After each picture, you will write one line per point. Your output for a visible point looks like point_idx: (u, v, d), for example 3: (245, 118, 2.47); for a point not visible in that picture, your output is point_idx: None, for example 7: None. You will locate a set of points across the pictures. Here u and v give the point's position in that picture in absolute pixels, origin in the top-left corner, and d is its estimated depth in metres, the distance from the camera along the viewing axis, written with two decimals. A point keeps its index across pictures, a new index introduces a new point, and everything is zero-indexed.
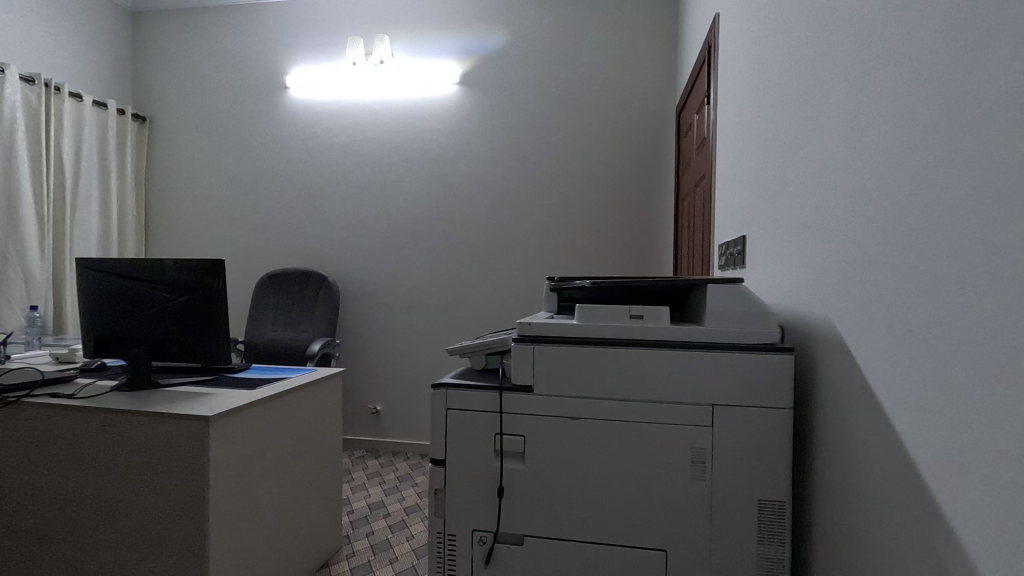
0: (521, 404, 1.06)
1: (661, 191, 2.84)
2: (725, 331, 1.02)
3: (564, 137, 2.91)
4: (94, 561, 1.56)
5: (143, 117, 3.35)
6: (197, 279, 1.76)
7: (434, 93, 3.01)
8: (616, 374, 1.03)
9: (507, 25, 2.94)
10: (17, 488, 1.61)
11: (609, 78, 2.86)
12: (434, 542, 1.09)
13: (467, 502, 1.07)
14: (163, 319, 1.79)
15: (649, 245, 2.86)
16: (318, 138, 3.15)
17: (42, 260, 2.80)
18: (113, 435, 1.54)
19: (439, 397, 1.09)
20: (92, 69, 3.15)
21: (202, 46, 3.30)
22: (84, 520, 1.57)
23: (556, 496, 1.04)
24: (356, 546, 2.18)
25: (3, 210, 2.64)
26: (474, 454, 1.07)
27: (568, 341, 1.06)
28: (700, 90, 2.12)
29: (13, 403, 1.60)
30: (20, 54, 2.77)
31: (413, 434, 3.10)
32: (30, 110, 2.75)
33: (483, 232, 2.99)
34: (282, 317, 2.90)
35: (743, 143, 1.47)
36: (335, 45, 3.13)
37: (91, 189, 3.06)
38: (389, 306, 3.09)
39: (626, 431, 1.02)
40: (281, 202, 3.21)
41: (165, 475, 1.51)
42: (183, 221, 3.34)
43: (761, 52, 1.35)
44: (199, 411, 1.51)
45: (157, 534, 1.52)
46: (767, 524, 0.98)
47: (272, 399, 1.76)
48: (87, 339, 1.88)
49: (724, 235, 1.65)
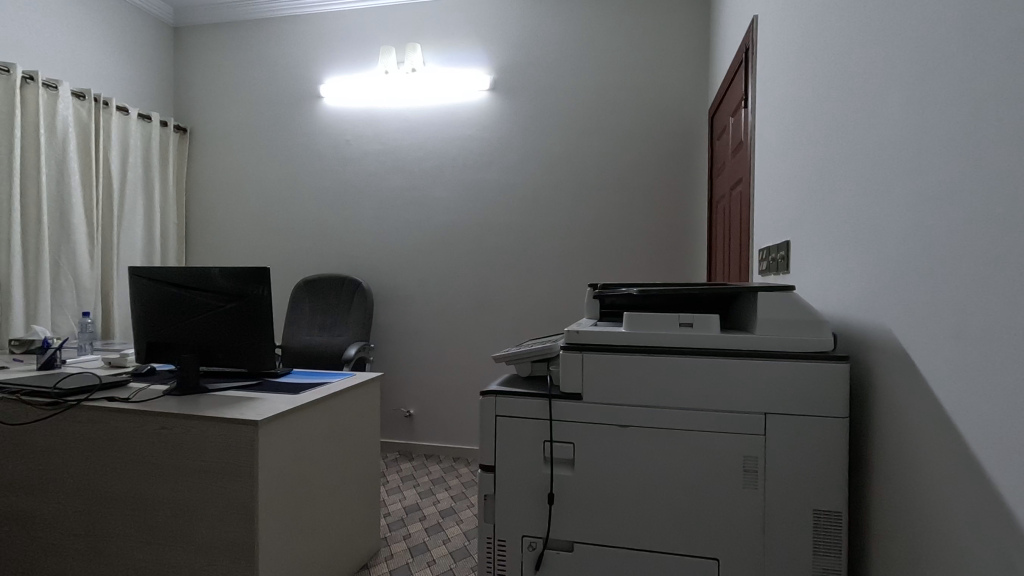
0: (570, 412, 1.07)
1: (694, 193, 2.82)
2: (775, 339, 1.01)
3: (595, 141, 2.91)
4: (149, 560, 1.62)
5: (184, 128, 3.46)
6: (243, 287, 1.81)
7: (465, 100, 3.05)
8: (666, 382, 1.03)
9: (538, 31, 2.96)
10: (77, 489, 1.68)
11: (640, 80, 2.86)
12: (484, 546, 1.11)
13: (517, 507, 1.08)
14: (210, 326, 1.85)
15: (681, 247, 2.84)
16: (352, 146, 3.21)
17: (92, 267, 2.91)
18: (167, 438, 1.60)
19: (488, 404, 1.11)
20: (136, 82, 3.27)
21: (239, 58, 3.39)
22: (140, 520, 1.63)
23: (606, 502, 1.05)
24: (394, 548, 2.21)
25: (56, 219, 2.76)
26: (524, 460, 1.08)
27: (617, 349, 1.07)
28: (737, 91, 2.10)
29: (74, 407, 1.67)
30: (70, 71, 2.89)
31: (445, 438, 3.13)
32: (81, 124, 2.86)
33: (514, 237, 3.01)
34: (318, 322, 2.96)
35: (788, 148, 1.46)
36: (368, 53, 3.19)
37: (136, 199, 3.17)
38: (422, 310, 3.13)
39: (676, 439, 1.02)
40: (316, 209, 3.28)
41: (217, 477, 1.56)
42: (222, 229, 3.44)
43: (806, 56, 1.34)
44: (247, 415, 1.56)
45: (209, 534, 1.57)
46: (824, 534, 0.97)
47: (315, 403, 1.80)
48: (140, 344, 1.95)
49: (767, 240, 1.64)
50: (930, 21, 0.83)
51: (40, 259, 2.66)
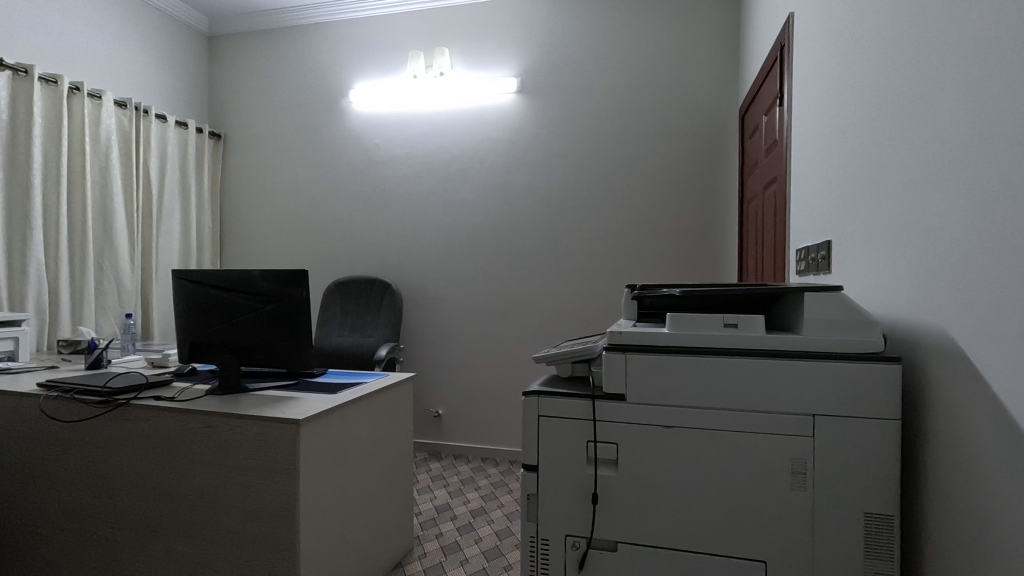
0: (613, 413, 1.07)
1: (724, 193, 2.79)
2: (824, 340, 1.00)
3: (622, 141, 2.91)
4: (194, 554, 1.67)
5: (218, 134, 3.56)
6: (282, 288, 1.86)
7: (492, 102, 3.07)
8: (712, 383, 1.03)
9: (565, 34, 2.97)
10: (127, 484, 1.74)
11: (668, 79, 2.85)
12: (527, 545, 1.12)
13: (560, 507, 1.09)
14: (250, 326, 1.90)
15: (711, 248, 2.81)
16: (381, 150, 3.26)
17: (132, 270, 3.01)
18: (211, 436, 1.65)
19: (531, 404, 1.12)
20: (173, 91, 3.37)
21: (271, 65, 3.47)
22: (186, 516, 1.68)
23: (652, 503, 1.05)
24: (427, 547, 2.24)
25: (99, 223, 2.85)
26: (568, 460, 1.09)
27: (660, 350, 1.07)
28: (771, 89, 2.07)
29: (123, 406, 1.73)
30: (112, 80, 3.00)
31: (474, 439, 3.15)
32: (123, 131, 2.97)
33: (541, 239, 3.02)
34: (349, 323, 3.01)
35: (831, 147, 1.44)
36: (397, 58, 3.23)
37: (173, 205, 3.27)
38: (451, 310, 3.16)
39: (722, 440, 1.02)
40: (347, 212, 3.33)
41: (261, 475, 1.60)
42: (254, 232, 3.52)
43: (850, 54, 1.33)
44: (290, 415, 1.60)
45: (252, 529, 1.61)
46: (875, 538, 0.96)
47: (353, 403, 1.84)
48: (182, 345, 2.01)
49: (805, 240, 1.62)
50: (990, 17, 0.81)
51: (85, 262, 2.76)
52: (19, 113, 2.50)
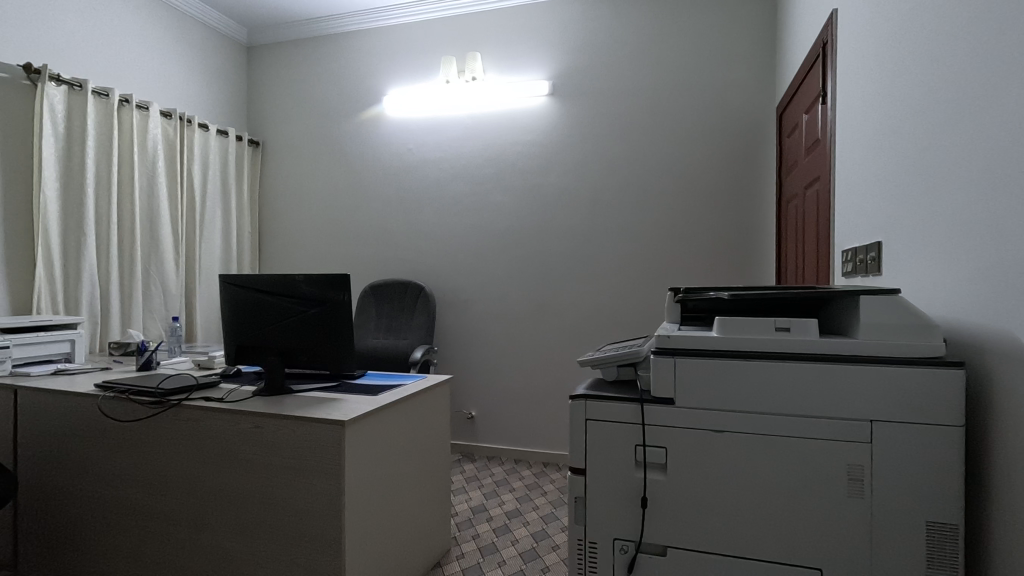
0: (663, 417, 1.07)
1: (761, 193, 2.75)
2: (882, 344, 0.98)
3: (656, 142, 2.89)
4: (244, 551, 1.72)
5: (257, 142, 3.65)
6: (325, 292, 1.90)
7: (524, 106, 3.08)
8: (766, 388, 1.02)
9: (597, 35, 2.96)
10: (180, 483, 1.80)
11: (703, 79, 2.82)
12: (575, 548, 1.12)
13: (608, 511, 1.09)
14: (294, 330, 1.95)
15: (749, 249, 2.77)
16: (414, 155, 3.31)
17: (177, 275, 3.12)
18: (259, 436, 1.70)
19: (578, 408, 1.13)
20: (214, 101, 3.48)
21: (306, 74, 3.55)
22: (236, 513, 1.73)
23: (703, 507, 1.04)
24: (465, 547, 2.26)
25: (147, 230, 2.97)
26: (616, 464, 1.09)
27: (711, 355, 1.06)
28: (812, 87, 2.03)
29: (175, 406, 1.79)
30: (158, 93, 3.12)
31: (507, 441, 3.16)
32: (168, 141, 3.08)
33: (574, 242, 3.02)
34: (384, 326, 3.06)
35: (880, 147, 1.41)
36: (430, 63, 3.27)
37: (215, 211, 3.37)
38: (484, 312, 3.18)
39: (775, 445, 1.01)
40: (381, 216, 3.38)
41: (307, 475, 1.64)
42: (291, 237, 3.61)
43: (901, 52, 1.30)
44: (335, 416, 1.64)
45: (300, 528, 1.65)
46: (938, 547, 0.93)
47: (395, 404, 1.87)
48: (229, 347, 2.07)
49: (853, 241, 1.59)
50: None
51: (133, 268, 2.87)
52: (74, 126, 2.62)
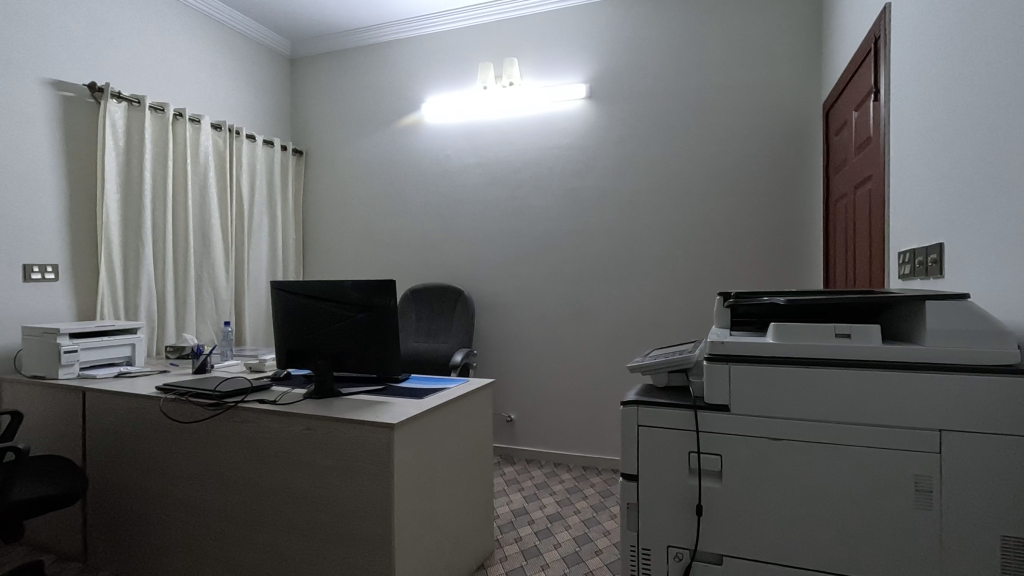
0: (718, 424, 1.07)
1: (807, 193, 2.68)
2: (950, 352, 0.96)
3: (696, 142, 2.85)
4: (297, 549, 1.78)
5: (300, 151, 3.77)
6: (372, 298, 1.95)
7: (562, 109, 3.09)
8: (825, 396, 1.01)
9: (633, 37, 2.95)
10: (237, 482, 1.87)
11: (745, 77, 2.76)
12: (628, 554, 1.12)
13: (661, 518, 1.09)
14: (343, 334, 2.00)
15: (795, 249, 2.71)
16: (452, 160, 3.35)
17: (227, 280, 3.24)
18: (312, 438, 1.76)
19: (630, 414, 1.13)
20: (260, 113, 3.61)
21: (347, 83, 3.64)
22: (291, 513, 1.79)
23: (761, 516, 1.04)
24: (507, 550, 2.27)
25: (199, 236, 3.10)
26: (669, 471, 1.09)
27: (767, 362, 1.06)
28: (864, 82, 1.97)
29: (231, 408, 1.87)
30: (209, 106, 3.26)
31: (547, 444, 3.17)
32: (218, 152, 3.21)
33: (613, 246, 3.00)
34: (425, 330, 3.10)
35: (941, 145, 1.36)
36: (468, 69, 3.31)
37: (262, 218, 3.49)
38: (522, 315, 3.20)
39: (836, 454, 1.00)
40: (420, 221, 3.44)
41: (359, 477, 1.69)
42: (334, 242, 3.71)
43: (963, 45, 1.26)
44: (385, 419, 1.68)
45: (351, 528, 1.70)
46: (1014, 562, 0.91)
47: (441, 407, 1.91)
48: (280, 351, 2.14)
49: (911, 242, 1.53)
50: None
51: (187, 273, 3.00)
52: (133, 139, 2.76)
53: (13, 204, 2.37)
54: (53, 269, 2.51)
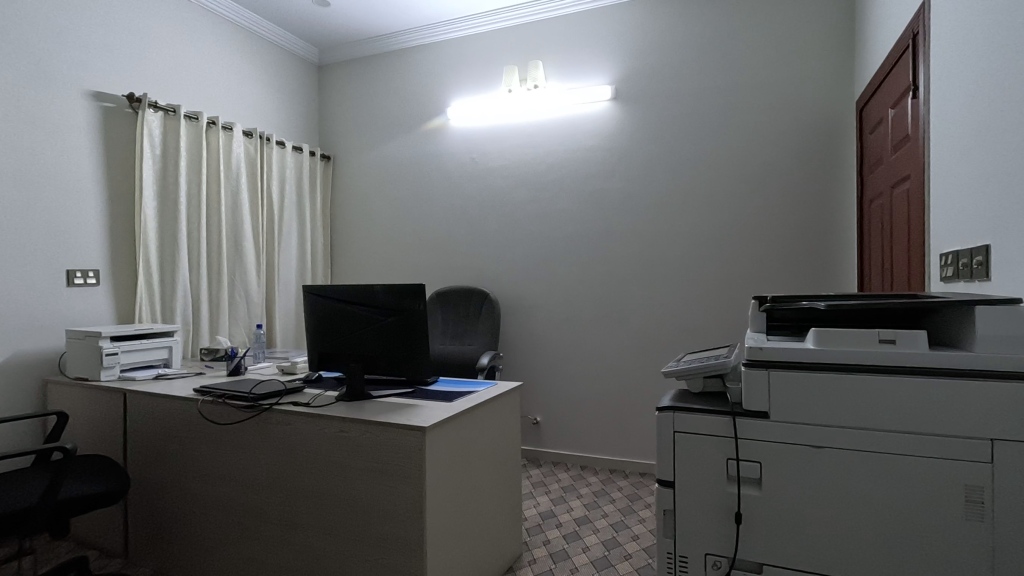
0: (756, 430, 1.12)
1: (841, 192, 2.63)
2: (997, 358, 0.98)
3: (724, 142, 2.81)
4: (331, 550, 1.81)
5: (328, 156, 3.83)
6: (402, 302, 1.97)
7: (587, 111, 3.08)
8: (871, 402, 1.05)
9: (659, 37, 2.93)
10: (273, 483, 1.91)
11: (775, 76, 2.72)
12: (665, 559, 1.19)
13: (698, 525, 1.16)
14: (374, 337, 2.03)
15: (827, 250, 2.65)
16: (477, 164, 3.37)
17: (258, 284, 3.31)
18: (345, 441, 1.78)
19: (666, 420, 1.19)
20: (289, 119, 3.68)
21: (373, 89, 3.69)
22: (325, 514, 1.82)
23: (811, 522, 1.09)
24: (536, 553, 2.26)
25: (232, 241, 3.17)
26: (707, 479, 1.15)
27: (809, 368, 1.09)
28: (901, 78, 1.91)
29: (266, 410, 1.91)
30: (241, 114, 3.34)
31: (573, 447, 3.16)
32: (250, 159, 3.29)
33: (640, 247, 2.98)
34: (451, 332, 3.12)
35: (987, 143, 1.32)
36: (492, 73, 3.33)
37: (291, 223, 3.56)
38: (547, 317, 3.20)
39: (887, 463, 1.04)
40: (446, 224, 3.47)
41: (392, 479, 1.71)
42: (361, 246, 3.75)
43: (1010, 40, 1.21)
44: (417, 422, 1.69)
45: (384, 530, 1.72)
46: None
47: (471, 410, 1.92)
48: (312, 354, 2.18)
49: (954, 243, 1.49)
50: None
51: (220, 277, 3.07)
52: (169, 148, 2.84)
53: (57, 211, 2.46)
54: (94, 274, 2.60)
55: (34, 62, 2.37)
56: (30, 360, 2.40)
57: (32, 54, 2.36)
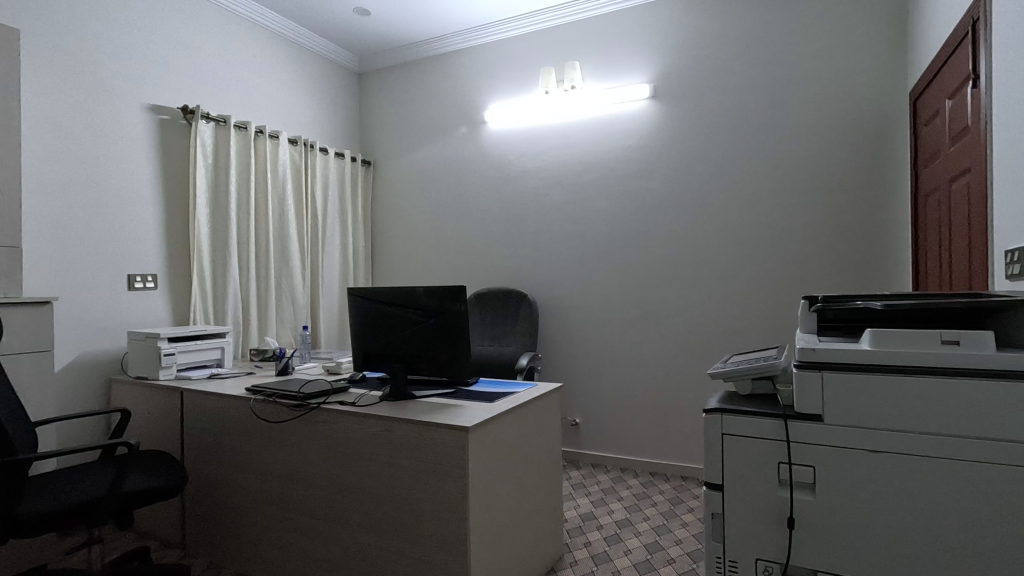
0: (808, 433, 1.14)
1: (893, 187, 2.52)
2: None
3: (768, 138, 2.75)
4: (376, 546, 1.85)
5: (369, 162, 3.93)
6: (443, 304, 2.00)
7: (625, 110, 3.06)
8: (930, 407, 1.05)
9: (698, 33, 2.88)
10: (320, 480, 1.97)
11: (822, 68, 2.64)
12: (714, 563, 1.23)
13: (748, 529, 1.19)
14: (416, 339, 2.07)
15: (879, 248, 2.55)
16: (514, 166, 3.39)
17: (303, 287, 3.42)
18: (389, 439, 1.82)
19: (714, 422, 1.23)
20: (332, 127, 3.79)
21: (412, 94, 3.76)
22: (370, 511, 1.87)
23: (867, 527, 1.10)
24: (577, 555, 2.25)
25: (279, 246, 3.29)
26: (759, 484, 1.18)
27: (865, 370, 1.10)
28: (960, 67, 1.83)
29: (313, 409, 1.97)
30: (287, 124, 3.46)
31: (613, 450, 3.13)
32: (295, 166, 3.40)
33: (680, 247, 2.94)
34: (490, 334, 3.15)
35: None
36: (529, 75, 3.35)
37: (334, 227, 3.66)
38: (586, 318, 3.19)
39: (949, 468, 1.04)
40: (484, 226, 3.50)
41: (435, 478, 1.73)
42: (401, 249, 3.83)
43: None
44: (459, 422, 1.72)
45: (427, 528, 1.75)
46: None
47: (512, 411, 1.93)
48: (356, 355, 2.23)
49: (1020, 239, 1.41)
50: None
51: (268, 280, 3.19)
52: (221, 157, 2.97)
53: (119, 219, 2.60)
54: (153, 278, 2.74)
55: (97, 79, 2.52)
56: (95, 360, 2.54)
57: (95, 71, 2.51)
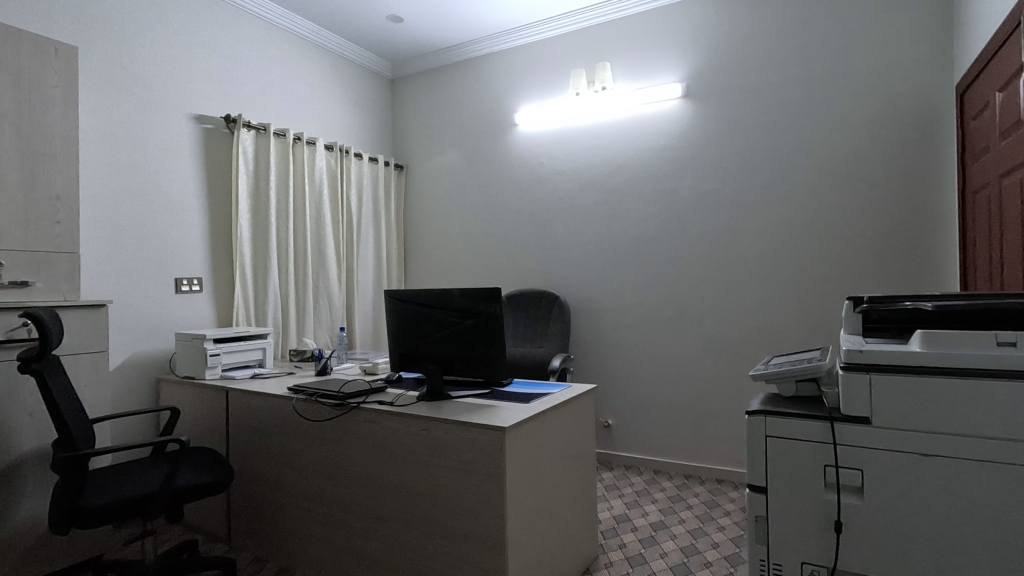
0: (856, 436, 1.16)
1: (938, 183, 2.45)
2: None
3: (805, 135, 2.70)
4: (415, 543, 1.89)
5: (401, 166, 3.99)
6: (478, 305, 2.03)
7: (657, 110, 3.04)
8: (982, 410, 1.05)
9: (732, 31, 2.85)
10: (360, 477, 2.02)
11: (861, 63, 2.58)
12: (758, 565, 1.25)
13: (794, 531, 1.21)
14: (452, 339, 2.10)
15: (924, 246, 2.48)
16: (545, 168, 3.41)
17: (340, 289, 3.50)
18: (428, 438, 1.86)
19: (757, 423, 1.25)
20: (366, 132, 3.87)
21: (444, 99, 3.81)
22: (409, 509, 1.91)
23: (917, 531, 1.11)
24: (613, 556, 2.25)
25: (316, 250, 3.37)
26: (805, 486, 1.20)
27: (914, 372, 1.11)
28: (1011, 58, 1.77)
29: (354, 408, 2.02)
30: (324, 130, 3.55)
31: (646, 452, 3.11)
32: (332, 171, 3.48)
33: (714, 247, 2.91)
34: (522, 335, 3.17)
35: None
36: (559, 77, 3.36)
37: (368, 231, 3.73)
38: (618, 319, 3.18)
39: (1002, 473, 1.04)
40: (515, 228, 3.52)
41: (473, 477, 1.76)
42: (433, 252, 3.88)
43: None
44: (497, 422, 1.74)
45: (465, 526, 1.78)
46: None
47: (548, 411, 1.95)
48: (393, 355, 2.28)
49: None
50: None
51: (306, 283, 3.27)
52: (262, 163, 3.06)
53: (167, 225, 2.72)
54: (198, 281, 2.85)
55: (146, 92, 2.63)
56: (146, 361, 2.66)
57: (144, 85, 2.63)
